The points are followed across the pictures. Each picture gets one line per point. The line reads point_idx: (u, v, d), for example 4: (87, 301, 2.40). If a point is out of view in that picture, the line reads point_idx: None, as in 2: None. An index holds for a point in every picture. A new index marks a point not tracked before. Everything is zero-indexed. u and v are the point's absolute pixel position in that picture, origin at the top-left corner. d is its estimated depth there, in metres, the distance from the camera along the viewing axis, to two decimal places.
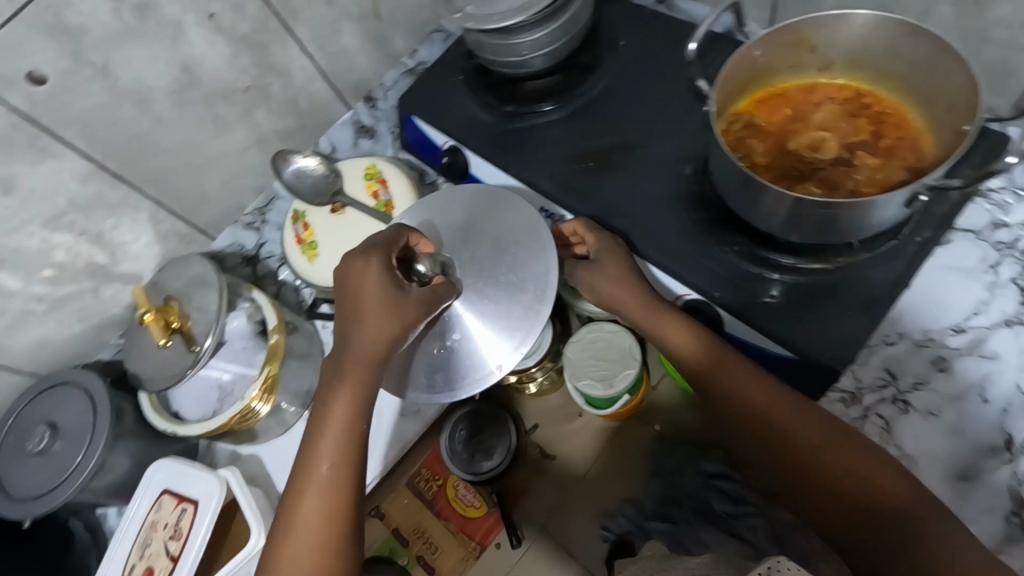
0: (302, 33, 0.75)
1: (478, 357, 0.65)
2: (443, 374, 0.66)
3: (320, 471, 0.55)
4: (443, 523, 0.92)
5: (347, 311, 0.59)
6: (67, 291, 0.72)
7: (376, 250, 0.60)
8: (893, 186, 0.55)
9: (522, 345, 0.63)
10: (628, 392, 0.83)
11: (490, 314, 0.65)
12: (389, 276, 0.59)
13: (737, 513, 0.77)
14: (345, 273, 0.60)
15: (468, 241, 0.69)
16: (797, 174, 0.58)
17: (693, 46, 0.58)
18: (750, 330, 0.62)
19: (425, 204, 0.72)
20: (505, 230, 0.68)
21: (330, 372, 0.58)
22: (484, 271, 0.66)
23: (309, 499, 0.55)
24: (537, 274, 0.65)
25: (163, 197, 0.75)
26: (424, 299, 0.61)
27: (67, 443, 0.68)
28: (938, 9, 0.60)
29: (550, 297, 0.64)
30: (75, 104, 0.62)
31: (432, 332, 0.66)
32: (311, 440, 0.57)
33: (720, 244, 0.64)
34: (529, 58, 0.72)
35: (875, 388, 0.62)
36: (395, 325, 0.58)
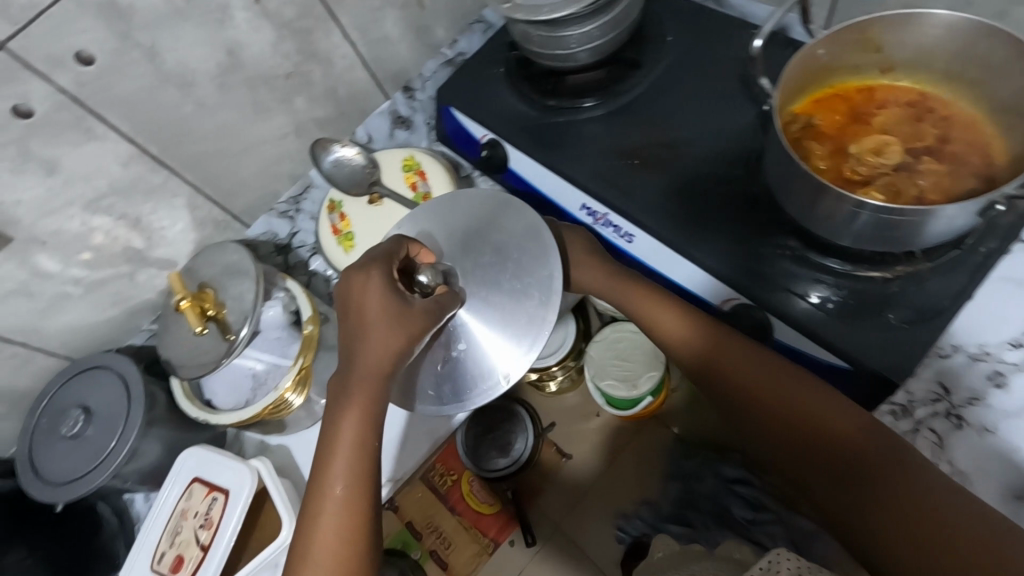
0: (346, 20, 0.74)
1: (485, 367, 0.60)
2: (450, 386, 0.61)
3: (333, 494, 0.52)
4: (456, 517, 1.23)
5: (352, 327, 0.56)
6: (104, 275, 0.72)
7: (376, 262, 0.56)
8: (961, 194, 0.53)
9: (531, 351, 0.59)
10: (656, 398, 1.07)
11: (494, 319, 0.60)
12: (392, 289, 0.55)
13: (754, 518, 1.04)
14: (345, 288, 0.57)
15: (471, 246, 0.63)
16: (858, 179, 0.56)
17: (760, 42, 0.60)
18: (804, 340, 0.60)
19: (427, 211, 0.68)
20: (507, 233, 0.63)
21: (338, 392, 0.55)
22: (486, 275, 0.61)
23: (324, 526, 0.52)
24: (544, 277, 0.60)
25: (201, 183, 0.74)
26: (428, 310, 0.57)
27: (101, 427, 0.68)
28: (1015, 11, 0.57)
29: (556, 302, 0.59)
30: (120, 85, 0.61)
31: (437, 342, 0.61)
32: (322, 462, 0.54)
33: (774, 250, 0.63)
34: (576, 52, 0.71)
35: (927, 402, 0.60)
36: (401, 337, 0.54)
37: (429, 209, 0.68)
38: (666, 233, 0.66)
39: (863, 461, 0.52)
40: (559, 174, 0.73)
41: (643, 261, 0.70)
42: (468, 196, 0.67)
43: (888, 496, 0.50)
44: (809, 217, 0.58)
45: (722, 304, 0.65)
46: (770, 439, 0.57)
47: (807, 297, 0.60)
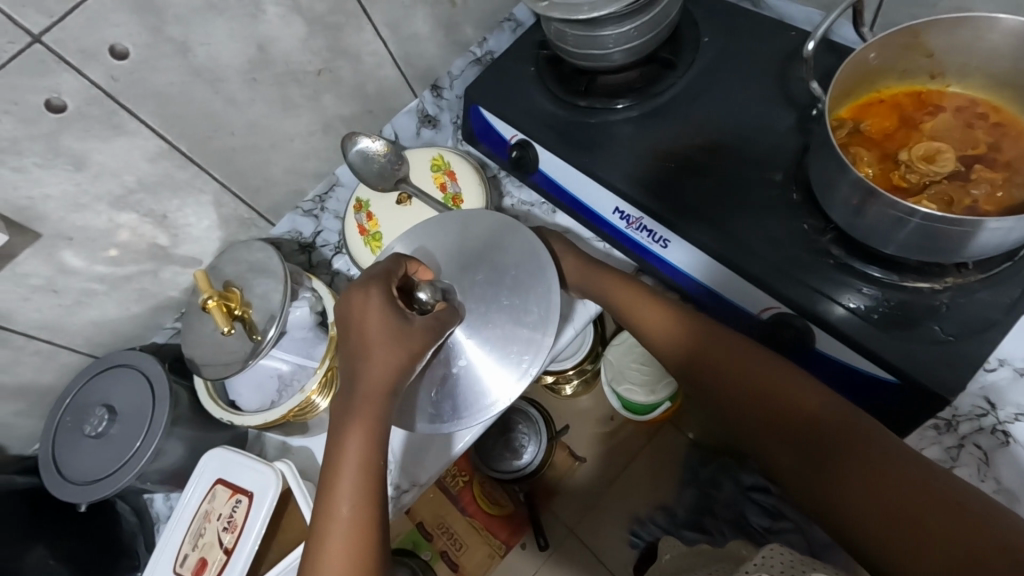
0: (377, 17, 0.73)
1: (483, 386, 0.63)
2: (450, 403, 0.64)
3: (338, 515, 0.50)
4: (467, 518, 1.19)
5: (352, 347, 0.55)
6: (129, 272, 0.71)
7: (375, 282, 0.56)
8: (1017, 205, 0.51)
9: (529, 370, 0.62)
10: (668, 400, 1.11)
11: (492, 338, 0.63)
12: (392, 305, 0.55)
13: (772, 525, 1.02)
14: (345, 306, 0.56)
15: (469, 264, 0.66)
16: (907, 187, 0.54)
17: (810, 46, 0.59)
18: (847, 349, 0.59)
19: (422, 230, 0.70)
20: (503, 255, 0.66)
21: (342, 414, 0.54)
22: (485, 295, 0.64)
23: (329, 548, 0.49)
24: (542, 298, 0.64)
25: (228, 180, 0.73)
26: (429, 327, 0.57)
27: (125, 426, 0.67)
28: None
29: (554, 322, 0.63)
30: (152, 80, 0.60)
31: (437, 359, 0.64)
32: (328, 485, 0.51)
33: (816, 257, 0.61)
34: (612, 52, 0.69)
35: (972, 416, 0.58)
36: (403, 352, 0.55)
37: (424, 229, 0.70)
38: (700, 237, 0.64)
39: (849, 451, 0.49)
40: (590, 177, 0.71)
41: (676, 268, 0.69)
42: (462, 217, 0.69)
43: (880, 490, 0.46)
44: (855, 226, 0.56)
45: (761, 313, 0.64)
46: (764, 438, 0.55)
47: (845, 303, 0.59)
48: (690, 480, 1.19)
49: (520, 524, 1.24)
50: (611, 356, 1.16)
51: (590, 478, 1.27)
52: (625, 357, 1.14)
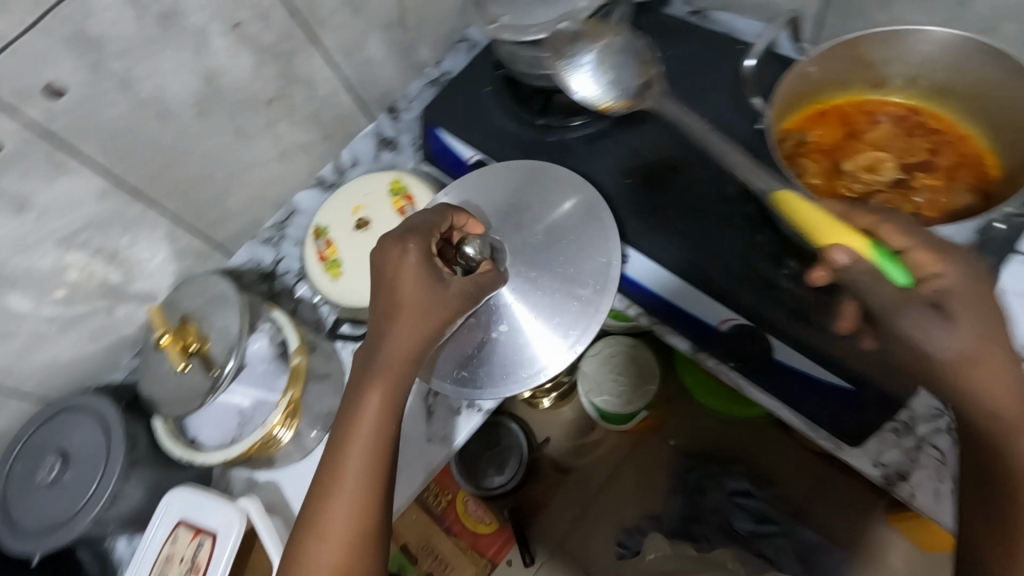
0: (328, 43, 0.72)
1: (529, 352, 0.68)
2: (485, 368, 0.69)
3: (347, 472, 0.53)
4: (452, 540, 1.17)
5: (381, 301, 0.58)
6: (80, 311, 0.69)
7: (414, 239, 0.60)
8: (958, 212, 0.52)
9: (576, 343, 0.67)
10: (644, 408, 1.14)
11: (541, 306, 0.68)
12: (428, 263, 0.59)
13: (758, 530, 1.13)
14: (380, 261, 0.60)
15: (523, 228, 0.73)
16: (853, 198, 0.56)
17: (750, 62, 0.63)
18: (802, 356, 0.59)
19: (474, 181, 0.75)
20: (561, 220, 0.71)
21: (362, 370, 0.56)
22: (540, 261, 0.71)
23: (333, 500, 0.53)
24: (598, 273, 0.68)
25: (182, 213, 0.72)
26: (462, 292, 0.61)
27: (79, 472, 0.65)
28: (1004, 26, 0.56)
29: (609, 293, 0.67)
30: (94, 118, 0.59)
31: (480, 320, 0.69)
32: (342, 438, 0.54)
33: (774, 264, 0.61)
34: (564, 71, 0.69)
35: (929, 419, 0.59)
36: (431, 315, 0.57)
37: (477, 179, 0.75)
38: (658, 250, 0.65)
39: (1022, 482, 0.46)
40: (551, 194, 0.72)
41: (637, 282, 0.69)
42: (519, 171, 0.74)
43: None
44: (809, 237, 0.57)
45: (720, 325, 0.64)
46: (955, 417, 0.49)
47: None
48: (679, 488, 1.20)
49: (506, 541, 1.22)
50: (588, 368, 1.15)
51: (573, 489, 1.26)
52: (601, 368, 1.15)
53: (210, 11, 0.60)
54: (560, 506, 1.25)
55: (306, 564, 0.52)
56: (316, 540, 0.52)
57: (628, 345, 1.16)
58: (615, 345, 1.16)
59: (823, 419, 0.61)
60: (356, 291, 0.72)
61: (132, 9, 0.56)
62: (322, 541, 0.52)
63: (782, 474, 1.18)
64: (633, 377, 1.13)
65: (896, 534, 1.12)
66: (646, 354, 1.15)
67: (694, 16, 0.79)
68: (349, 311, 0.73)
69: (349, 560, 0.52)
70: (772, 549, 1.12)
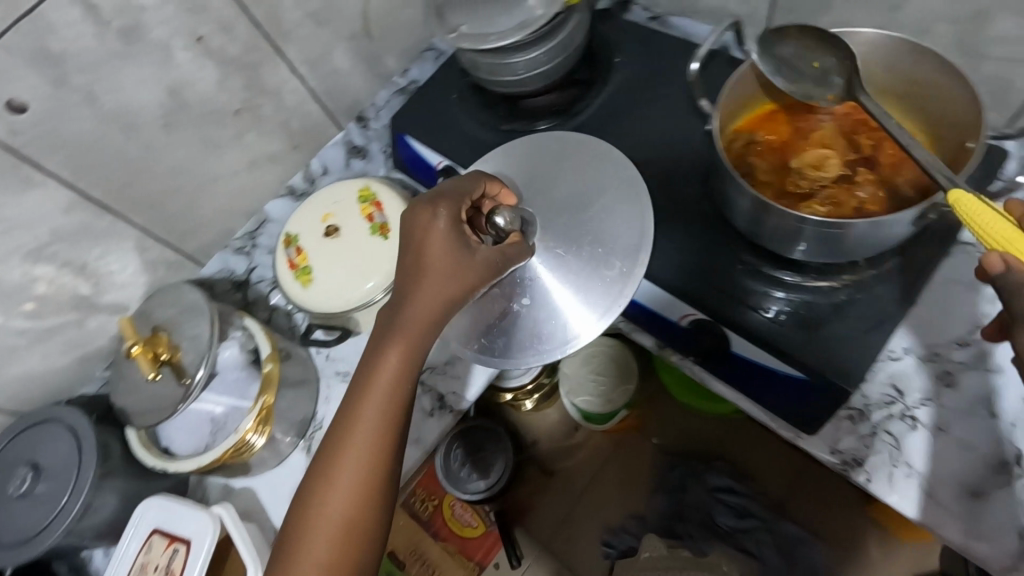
0: (293, 54, 0.74)
1: (555, 325, 0.60)
2: (504, 340, 0.62)
3: (358, 438, 0.50)
4: (441, 544, 1.20)
5: (406, 265, 0.54)
6: (50, 324, 0.70)
7: (445, 201, 0.54)
8: (897, 205, 0.54)
9: (597, 327, 0.59)
10: (625, 407, 1.15)
11: (568, 282, 0.60)
12: (456, 229, 0.54)
13: (740, 526, 1.14)
14: (409, 219, 0.55)
15: (554, 200, 0.64)
16: (801, 193, 0.58)
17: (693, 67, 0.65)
18: (757, 349, 0.61)
19: (504, 155, 0.69)
20: (594, 192, 0.64)
21: (381, 330, 0.52)
22: (570, 235, 0.62)
23: (340, 469, 0.49)
24: (628, 251, 0.61)
25: (152, 224, 0.73)
26: (490, 262, 0.55)
27: (52, 484, 0.65)
28: (937, 27, 0.59)
29: (637, 276, 0.59)
30: (59, 132, 0.61)
31: (502, 291, 0.62)
32: (355, 400, 0.51)
33: (728, 261, 0.64)
34: (525, 77, 0.71)
35: (882, 405, 0.62)
36: (457, 285, 0.53)
37: (508, 151, 0.69)
38: None
39: None
40: None
41: None
42: (547, 145, 0.68)
43: None
44: (761, 234, 0.58)
45: (681, 320, 0.65)
46: None
47: (764, 310, 0.61)
48: (661, 486, 1.21)
49: (492, 544, 1.22)
50: (568, 370, 1.16)
51: (557, 490, 1.27)
52: (581, 368, 1.16)
53: (172, 26, 0.62)
54: (544, 508, 1.26)
55: (305, 540, 0.49)
56: (316, 515, 0.49)
57: (609, 346, 1.17)
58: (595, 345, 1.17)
59: (781, 408, 0.63)
60: (326, 297, 0.71)
61: (92, 25, 0.58)
62: (322, 516, 0.49)
63: (761, 468, 1.19)
64: (613, 376, 1.15)
65: (873, 526, 1.13)
66: (626, 353, 1.16)
67: (654, 21, 0.81)
68: (318, 317, 0.73)
69: (348, 538, 0.49)
70: (754, 544, 1.13)
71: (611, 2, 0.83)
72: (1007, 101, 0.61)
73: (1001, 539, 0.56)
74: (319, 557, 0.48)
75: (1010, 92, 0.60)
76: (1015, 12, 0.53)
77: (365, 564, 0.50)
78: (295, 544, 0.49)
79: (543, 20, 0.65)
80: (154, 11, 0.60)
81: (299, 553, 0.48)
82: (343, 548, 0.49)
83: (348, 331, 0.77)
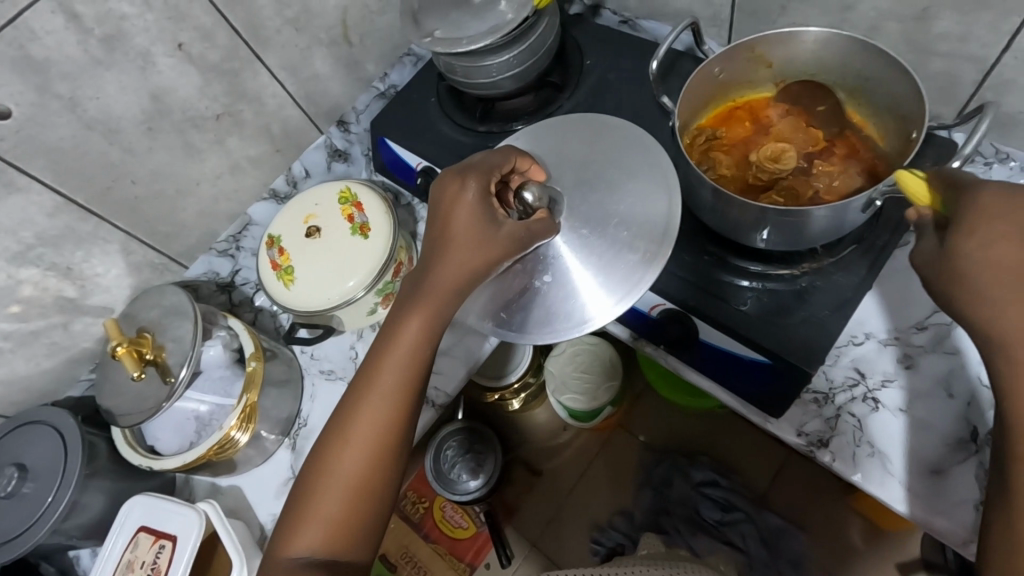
0: (272, 60, 0.76)
1: (574, 305, 0.57)
2: (521, 316, 0.59)
3: (376, 401, 0.51)
4: (432, 546, 1.21)
5: (434, 233, 0.54)
6: (36, 327, 0.71)
7: (475, 173, 0.54)
8: (851, 193, 0.57)
9: (614, 309, 0.56)
10: (610, 403, 1.15)
11: (589, 263, 0.57)
12: (484, 201, 0.53)
13: (723, 519, 1.12)
14: (439, 190, 0.55)
15: (585, 179, 0.61)
16: (762, 186, 0.60)
17: (655, 65, 0.64)
18: (723, 335, 0.63)
19: (536, 133, 0.66)
20: (623, 173, 0.61)
21: (406, 294, 0.53)
22: (596, 216, 0.59)
23: (356, 429, 0.51)
24: (652, 235, 0.57)
25: (135, 227, 0.74)
26: (515, 237, 0.54)
27: (39, 483, 0.66)
28: (885, 26, 0.62)
29: (659, 263, 0.56)
30: (42, 137, 0.62)
31: (524, 267, 0.59)
32: (375, 363, 0.52)
33: (695, 254, 0.66)
34: (499, 79, 0.73)
35: (846, 387, 0.64)
36: (480, 257, 0.53)
37: (542, 130, 0.67)
38: None
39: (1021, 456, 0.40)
40: None
41: None
42: (580, 125, 0.66)
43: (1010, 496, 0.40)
44: (724, 226, 0.60)
45: (652, 311, 0.68)
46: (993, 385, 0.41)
47: (735, 301, 0.63)
48: (647, 481, 1.21)
49: (483, 544, 1.22)
50: (553, 368, 1.17)
51: (546, 489, 1.28)
52: (564, 365, 1.17)
53: (152, 34, 0.65)
54: (533, 507, 1.27)
55: (317, 494, 0.50)
56: (329, 471, 0.50)
57: (591, 343, 1.18)
58: (577, 344, 1.18)
59: (751, 393, 0.66)
60: (308, 297, 0.72)
61: (75, 33, 0.60)
62: (335, 473, 0.50)
63: (745, 462, 1.20)
64: (598, 373, 1.16)
65: (857, 516, 1.13)
66: (607, 349, 1.17)
67: (624, 24, 0.84)
68: (302, 316, 0.73)
69: (358, 497, 0.50)
70: (739, 537, 1.10)
71: (583, 7, 0.86)
72: (952, 94, 0.64)
73: (960, 513, 0.57)
74: (329, 512, 0.50)
75: (955, 86, 0.63)
76: (955, 9, 0.56)
77: (371, 524, 0.51)
78: (307, 499, 0.50)
79: (514, 23, 0.67)
80: (136, 18, 0.63)
81: (310, 507, 0.50)
82: (356, 507, 0.50)
83: (330, 330, 0.78)
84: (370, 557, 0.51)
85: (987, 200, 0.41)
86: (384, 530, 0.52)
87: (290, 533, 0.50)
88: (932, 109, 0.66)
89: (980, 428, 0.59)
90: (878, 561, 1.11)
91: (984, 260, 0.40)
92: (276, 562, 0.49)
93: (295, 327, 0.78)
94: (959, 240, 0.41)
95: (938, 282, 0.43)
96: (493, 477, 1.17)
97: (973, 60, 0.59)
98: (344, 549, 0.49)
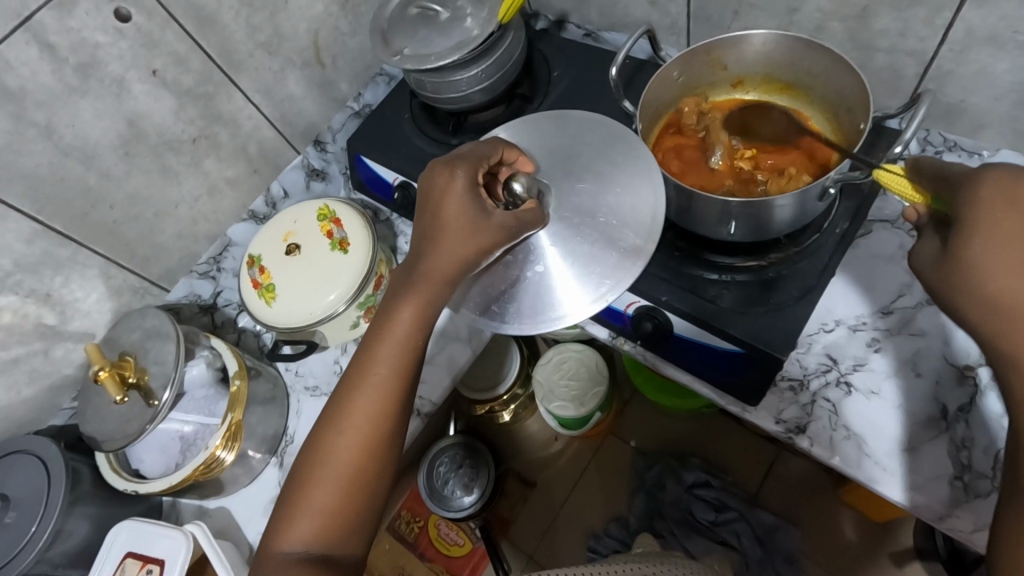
0: (246, 84, 0.78)
1: (557, 295, 0.58)
2: (515, 305, 0.59)
3: (371, 387, 0.52)
4: (427, 564, 1.16)
5: (424, 223, 0.54)
6: (16, 354, 0.71)
7: (463, 164, 0.55)
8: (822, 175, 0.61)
9: (608, 294, 0.57)
10: (598, 408, 1.15)
11: (580, 253, 0.58)
12: (473, 191, 0.54)
13: (718, 519, 1.11)
14: (427, 184, 0.56)
15: (572, 171, 0.62)
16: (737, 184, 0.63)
17: (615, 70, 0.66)
18: (702, 331, 0.65)
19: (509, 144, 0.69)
20: (612, 164, 0.61)
21: (398, 284, 0.54)
22: (585, 207, 0.59)
23: (350, 421, 0.51)
24: (641, 224, 0.58)
25: (114, 252, 0.75)
26: (506, 225, 0.54)
27: (21, 512, 0.65)
28: (829, 26, 0.66)
29: (648, 250, 0.57)
30: (18, 164, 0.63)
31: (512, 258, 0.59)
32: (366, 354, 0.53)
33: (666, 252, 0.68)
34: (469, 93, 0.75)
35: (819, 372, 0.66)
36: (472, 246, 0.53)
37: (520, 130, 0.67)
38: None
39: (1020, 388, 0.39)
40: None
41: None
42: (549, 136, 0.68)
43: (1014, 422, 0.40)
44: (692, 222, 0.62)
45: (627, 309, 0.70)
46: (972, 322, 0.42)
47: (710, 295, 0.65)
48: (638, 487, 1.21)
49: (479, 560, 1.20)
50: (540, 376, 1.17)
51: (540, 499, 1.28)
52: (550, 372, 1.17)
53: (125, 61, 0.66)
54: (531, 517, 1.27)
55: (310, 487, 0.50)
56: (324, 464, 0.51)
57: (581, 351, 1.20)
58: (564, 352, 1.19)
59: (725, 383, 0.68)
60: (290, 312, 0.72)
61: (50, 62, 0.62)
62: (327, 467, 0.50)
63: (734, 462, 1.21)
64: (586, 380, 1.16)
65: (848, 508, 1.14)
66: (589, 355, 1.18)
67: (587, 37, 0.87)
68: (284, 332, 0.73)
69: (352, 488, 0.50)
70: (734, 537, 1.10)
71: (548, 22, 0.90)
72: (898, 88, 0.67)
73: (933, 488, 0.59)
74: (323, 504, 0.50)
75: (900, 80, 0.66)
76: (892, 8, 0.60)
77: (365, 518, 0.51)
78: (301, 491, 0.51)
79: (479, 38, 0.69)
80: (110, 46, 0.65)
81: (303, 500, 0.50)
82: (348, 500, 0.50)
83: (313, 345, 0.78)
84: (364, 551, 0.51)
85: (987, 187, 0.41)
86: (377, 524, 0.53)
87: (284, 528, 0.50)
88: (880, 102, 0.70)
89: (949, 405, 0.61)
90: (871, 553, 1.11)
91: (985, 265, 0.40)
92: (270, 557, 0.49)
93: (279, 344, 0.78)
94: (963, 241, 0.41)
95: (938, 282, 0.43)
96: (488, 487, 1.17)
97: (913, 54, 0.63)
98: (337, 543, 0.50)
